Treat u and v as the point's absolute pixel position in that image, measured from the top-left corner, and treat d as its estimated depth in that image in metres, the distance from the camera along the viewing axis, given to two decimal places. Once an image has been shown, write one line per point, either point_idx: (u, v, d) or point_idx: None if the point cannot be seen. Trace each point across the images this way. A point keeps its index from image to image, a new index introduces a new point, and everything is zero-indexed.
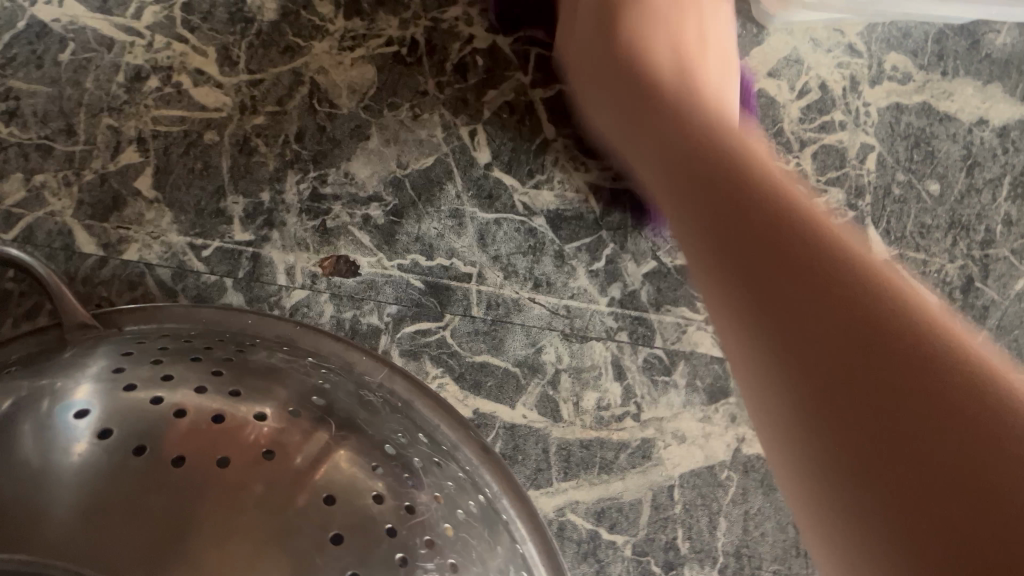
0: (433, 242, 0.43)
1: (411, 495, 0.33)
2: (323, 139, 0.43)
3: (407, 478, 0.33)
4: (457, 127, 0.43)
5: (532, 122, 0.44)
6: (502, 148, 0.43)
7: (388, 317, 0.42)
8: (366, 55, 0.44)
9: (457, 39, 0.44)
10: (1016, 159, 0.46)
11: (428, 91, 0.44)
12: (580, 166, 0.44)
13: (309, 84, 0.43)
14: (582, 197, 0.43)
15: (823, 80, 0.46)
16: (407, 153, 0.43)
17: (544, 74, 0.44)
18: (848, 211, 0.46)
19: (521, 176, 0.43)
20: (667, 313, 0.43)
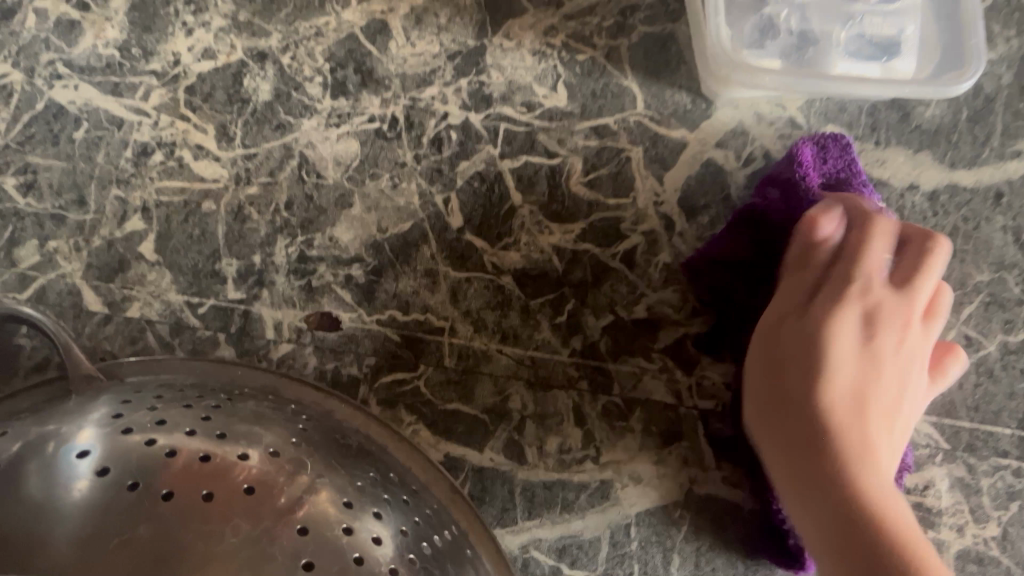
0: (410, 299, 0.47)
1: (379, 527, 0.36)
2: (310, 206, 0.48)
3: (376, 512, 0.37)
4: (432, 195, 0.49)
5: (501, 191, 0.49)
6: (474, 214, 0.49)
7: (367, 368, 0.45)
8: (350, 131, 0.49)
9: (433, 116, 0.50)
10: (944, 221, 0.51)
11: (406, 162, 0.49)
12: (543, 229, 0.49)
13: (298, 157, 0.48)
14: (546, 255, 0.48)
15: (767, 149, 0.51)
16: (387, 219, 0.48)
17: (512, 146, 0.50)
18: None
19: (491, 240, 0.48)
20: (624, 363, 0.47)
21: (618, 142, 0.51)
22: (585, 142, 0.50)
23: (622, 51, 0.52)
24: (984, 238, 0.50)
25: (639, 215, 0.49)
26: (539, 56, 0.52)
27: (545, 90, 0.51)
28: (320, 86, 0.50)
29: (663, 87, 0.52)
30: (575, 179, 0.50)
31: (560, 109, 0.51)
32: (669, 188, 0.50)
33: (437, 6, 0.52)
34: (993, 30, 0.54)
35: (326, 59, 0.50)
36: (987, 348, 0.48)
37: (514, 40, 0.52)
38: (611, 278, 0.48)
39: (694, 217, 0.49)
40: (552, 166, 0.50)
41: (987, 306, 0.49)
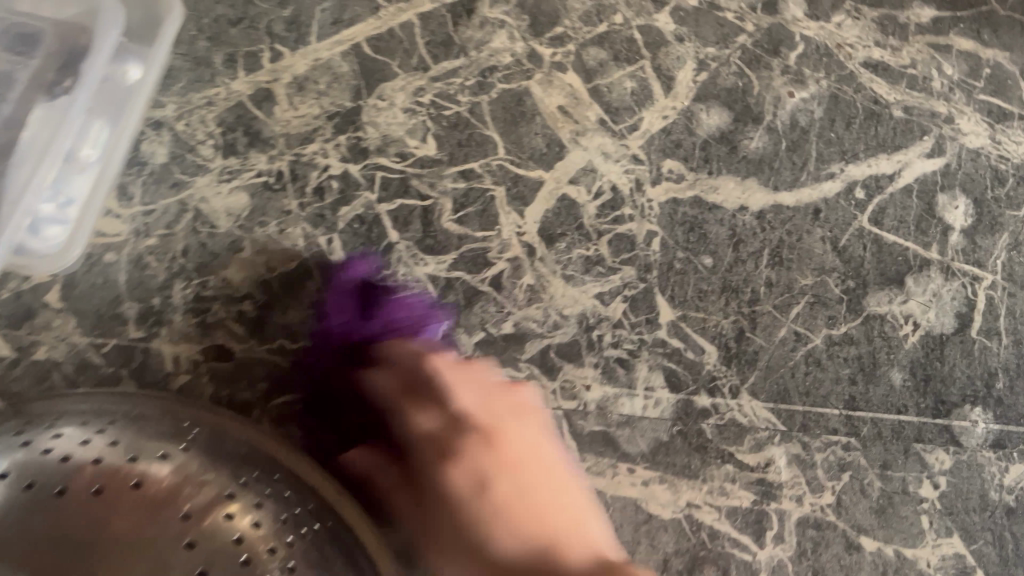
0: (298, 329, 0.52)
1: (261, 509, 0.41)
2: (204, 252, 0.53)
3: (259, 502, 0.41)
4: (316, 237, 0.54)
5: (378, 230, 0.55)
6: (355, 252, 0.54)
7: (260, 391, 0.51)
8: (240, 185, 0.55)
9: (316, 169, 0.56)
10: (771, 235, 0.58)
11: (292, 210, 0.55)
12: (418, 261, 0.55)
13: (193, 210, 0.54)
14: (421, 284, 0.54)
15: (614, 183, 0.58)
16: (275, 260, 0.53)
17: (387, 191, 0.56)
18: (642, 282, 0.56)
19: (371, 273, 0.54)
20: (494, 373, 0.53)
21: (483, 184, 0.58)
22: (453, 184, 0.57)
23: (483, 106, 0.60)
24: (806, 247, 0.58)
25: (504, 245, 0.56)
26: (410, 113, 0.59)
27: (416, 142, 0.58)
28: (212, 148, 0.56)
29: (521, 134, 0.59)
30: (445, 216, 0.56)
31: (430, 157, 0.58)
32: (529, 220, 0.57)
33: (317, 76, 0.59)
34: (803, 74, 0.63)
35: (218, 125, 0.57)
36: (814, 341, 0.55)
37: (387, 101, 0.59)
38: (480, 301, 0.54)
39: (552, 244, 0.56)
40: (425, 207, 0.56)
41: (813, 305, 0.56)
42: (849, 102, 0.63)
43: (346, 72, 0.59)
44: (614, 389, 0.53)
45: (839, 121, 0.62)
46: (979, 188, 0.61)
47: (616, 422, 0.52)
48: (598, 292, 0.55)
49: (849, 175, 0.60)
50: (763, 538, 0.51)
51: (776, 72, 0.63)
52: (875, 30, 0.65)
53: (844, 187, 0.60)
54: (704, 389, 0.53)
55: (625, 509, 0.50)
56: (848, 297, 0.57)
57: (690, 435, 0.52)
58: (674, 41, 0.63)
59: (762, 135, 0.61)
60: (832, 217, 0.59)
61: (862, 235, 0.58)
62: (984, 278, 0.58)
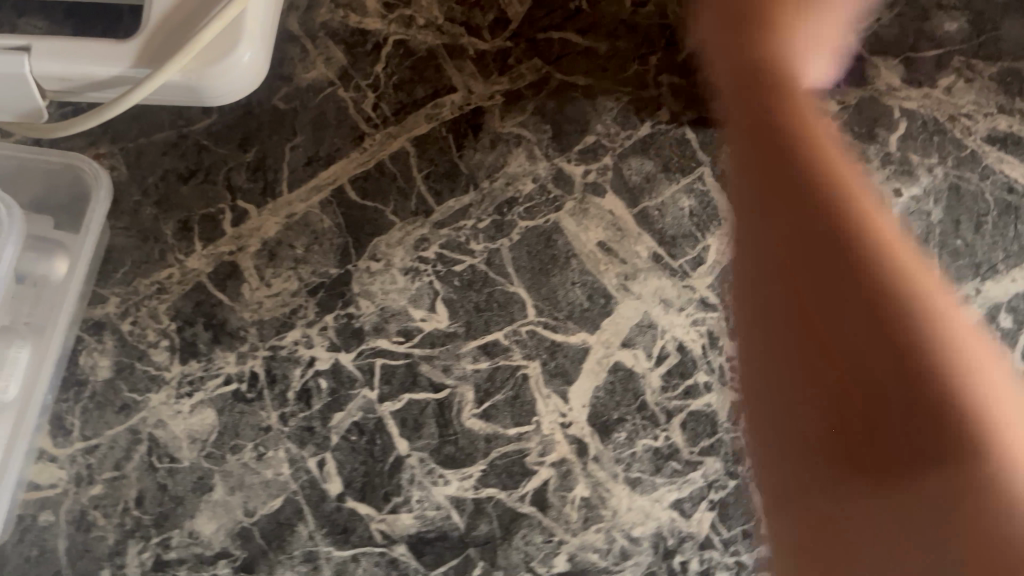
0: None
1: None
2: (164, 498, 0.42)
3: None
4: (304, 460, 0.42)
5: (383, 442, 0.43)
6: (355, 474, 0.42)
7: None
8: (204, 399, 0.44)
9: (299, 363, 0.44)
10: None
11: (271, 425, 0.43)
12: (437, 479, 0.42)
13: (147, 440, 0.43)
14: (443, 512, 0.42)
15: (679, 340, 0.45)
16: (254, 497, 0.42)
17: (390, 385, 0.44)
18: (731, 479, 0.43)
19: (377, 502, 0.42)
20: None
21: (512, 360, 0.45)
22: (474, 365, 0.44)
23: (504, 253, 0.47)
24: None
25: (546, 445, 0.43)
26: (411, 274, 0.46)
27: (422, 312, 0.46)
28: (166, 351, 0.44)
29: (554, 285, 0.46)
30: (466, 412, 0.44)
31: (441, 330, 0.45)
32: (576, 406, 0.44)
33: (293, 236, 0.47)
34: (910, 161, 0.49)
35: (172, 318, 0.45)
36: None
37: (382, 260, 0.47)
38: (522, 528, 0.42)
39: (609, 436, 0.43)
40: (440, 401, 0.44)
41: None
42: (974, 194, 0.48)
43: (327, 228, 0.47)
44: None
45: (965, 222, 0.48)
46: None
47: None
48: (676, 498, 0.42)
49: (988, 298, 0.46)
50: None
51: (874, 164, 0.49)
52: (996, 91, 0.51)
53: (984, 314, 0.46)
54: None
55: None
56: None
57: None
58: None
59: None
60: None
61: None
62: None
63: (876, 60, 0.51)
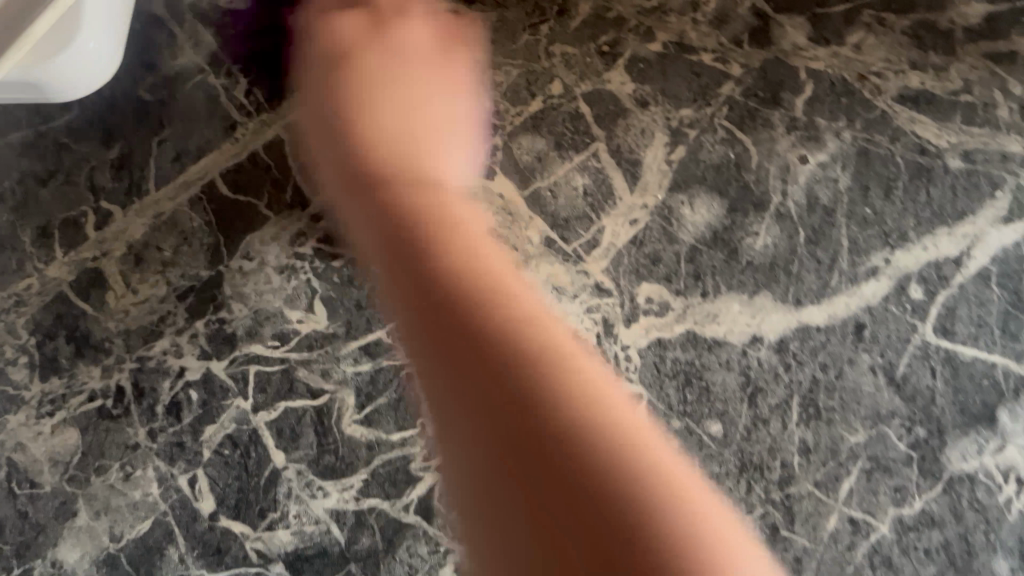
0: None
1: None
2: (25, 526, 0.39)
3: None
4: (174, 478, 0.40)
5: (258, 454, 0.40)
6: (229, 490, 0.40)
7: None
8: (67, 418, 0.41)
9: (168, 375, 0.42)
10: (801, 374, 0.42)
11: (139, 442, 0.41)
12: (315, 492, 0.40)
13: (5, 465, 0.40)
14: (322, 526, 0.39)
15: (573, 330, 0.43)
16: (120, 521, 0.39)
17: (266, 393, 0.41)
18: None
19: (252, 520, 0.39)
20: None
21: (396, 359, 0.42)
22: (355, 368, 0.42)
23: None
24: (850, 385, 0.41)
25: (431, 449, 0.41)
26: (287, 272, 0.44)
27: (299, 313, 0.43)
28: (25, 368, 0.42)
29: None
30: (347, 418, 0.41)
31: (319, 332, 0.43)
32: None
33: (160, 238, 0.44)
34: (817, 126, 0.46)
35: (32, 332, 0.42)
36: (880, 530, 0.39)
37: (256, 260, 0.44)
38: (406, 540, 0.39)
39: None
40: (318, 408, 0.41)
41: (870, 475, 0.40)
42: (884, 158, 0.45)
43: (197, 227, 0.44)
44: None
45: (875, 189, 0.45)
46: None
47: None
48: None
49: (898, 268, 0.43)
50: None
51: (778, 130, 0.46)
52: (908, 46, 0.47)
53: (893, 286, 0.43)
54: None
55: None
56: (918, 453, 0.40)
57: None
58: (635, 107, 0.47)
59: (771, 227, 0.44)
60: (882, 335, 0.42)
61: (927, 354, 0.42)
62: None
63: (782, 20, 0.48)
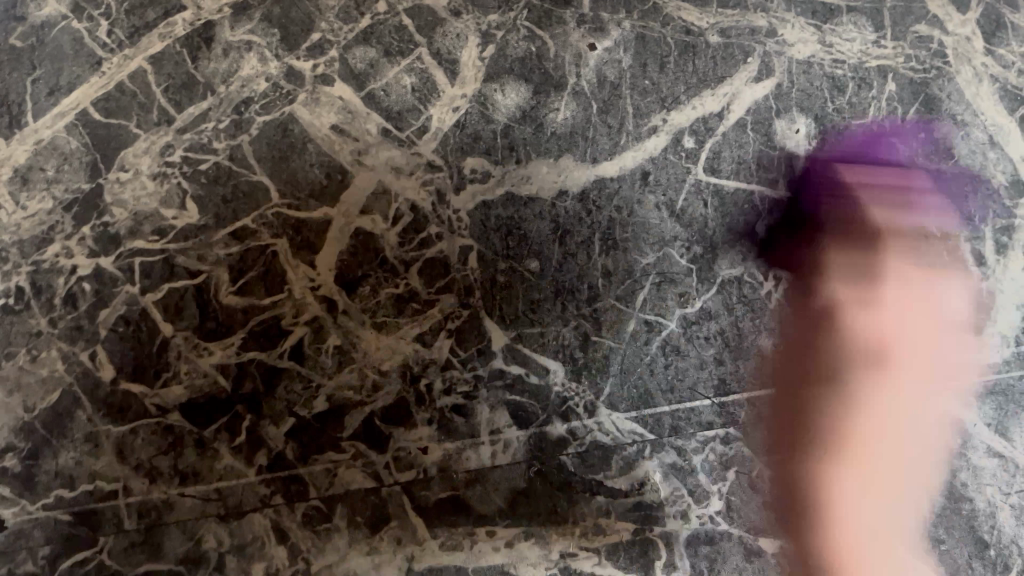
0: (73, 472, 0.46)
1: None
2: None
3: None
4: (76, 355, 0.47)
5: (148, 328, 0.47)
6: (126, 360, 0.47)
7: (43, 559, 0.45)
8: None
9: (62, 272, 0.48)
10: (598, 217, 0.51)
11: (41, 329, 0.47)
12: (203, 352, 0.48)
13: None
14: (211, 378, 0.47)
15: (412, 202, 0.51)
16: (32, 395, 0.46)
17: (150, 278, 0.48)
18: (465, 311, 0.50)
19: (149, 381, 0.47)
20: (315, 464, 0.47)
21: (261, 240, 0.49)
22: (226, 250, 0.49)
23: (244, 148, 0.51)
24: (640, 220, 0.52)
25: (299, 307, 0.49)
26: (160, 178, 0.50)
27: (174, 211, 0.50)
28: None
29: (294, 169, 0.51)
30: (223, 291, 0.48)
31: (193, 225, 0.49)
32: (323, 270, 0.49)
33: (42, 160, 0.50)
34: (602, 19, 0.54)
35: None
36: (665, 326, 0.50)
37: (131, 170, 0.50)
38: (284, 380, 0.48)
39: (355, 292, 0.49)
40: (197, 285, 0.48)
41: (659, 284, 0.51)
42: (658, 40, 0.55)
43: (75, 148, 0.51)
44: (455, 444, 0.49)
45: (652, 65, 0.54)
46: (819, 101, 0.54)
47: (463, 480, 0.48)
48: (419, 334, 0.49)
49: (673, 125, 0.53)
50: None
51: (570, 25, 0.54)
52: None
53: (670, 139, 0.53)
54: (556, 416, 0.50)
55: None
56: (696, 266, 0.52)
57: (549, 472, 0.49)
58: (450, 17, 0.54)
59: (569, 103, 0.53)
60: (663, 178, 0.52)
61: (700, 189, 0.52)
62: (838, 207, 0.53)
63: None
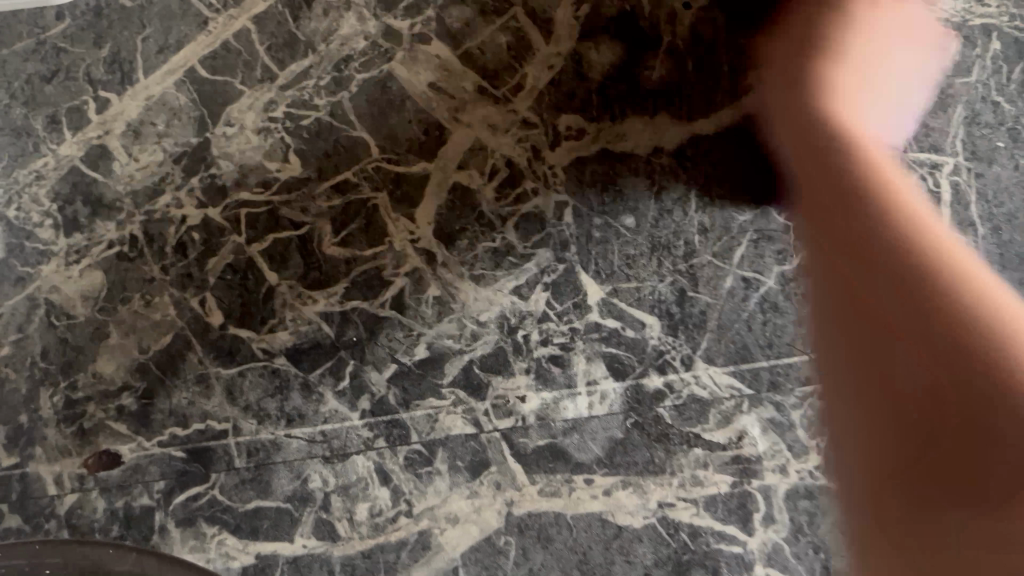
0: (186, 411, 0.46)
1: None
2: (66, 348, 0.47)
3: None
4: (186, 300, 0.48)
5: (254, 276, 0.49)
6: (233, 306, 0.48)
7: (159, 495, 0.45)
8: (92, 263, 0.49)
9: (172, 223, 0.50)
10: (693, 173, 0.50)
11: (154, 276, 0.49)
12: (305, 300, 0.48)
13: (44, 303, 0.48)
14: (314, 325, 0.48)
15: (508, 157, 0.51)
16: (146, 338, 0.47)
17: (256, 228, 0.49)
18: (560, 264, 0.49)
19: (256, 326, 0.48)
20: (417, 408, 0.46)
21: (362, 193, 0.50)
22: (328, 203, 0.50)
23: (345, 104, 0.51)
24: (736, 177, 0.50)
25: (399, 258, 0.49)
26: (264, 132, 0.51)
27: (278, 164, 0.51)
28: (51, 228, 0.49)
29: (395, 126, 0.51)
30: (326, 242, 0.49)
31: (296, 178, 0.50)
32: (422, 223, 0.50)
33: (153, 115, 0.51)
34: None
35: (53, 200, 0.50)
36: (766, 283, 0.48)
37: (237, 125, 0.51)
38: (384, 329, 0.48)
39: (453, 244, 0.49)
40: (302, 236, 0.49)
41: (756, 242, 0.49)
42: None
43: (184, 104, 0.51)
44: (553, 393, 0.47)
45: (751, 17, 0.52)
46: (928, 55, 0.50)
47: (562, 429, 0.46)
48: (515, 286, 0.49)
49: None
50: (750, 523, 0.44)
51: None
52: None
53: (766, 98, 0.51)
54: (653, 368, 0.47)
55: (591, 527, 0.44)
56: (792, 222, 0.49)
57: (647, 424, 0.46)
58: None
59: (664, 62, 0.52)
60: (760, 136, 0.50)
61: None
62: (944, 164, 0.50)
63: None
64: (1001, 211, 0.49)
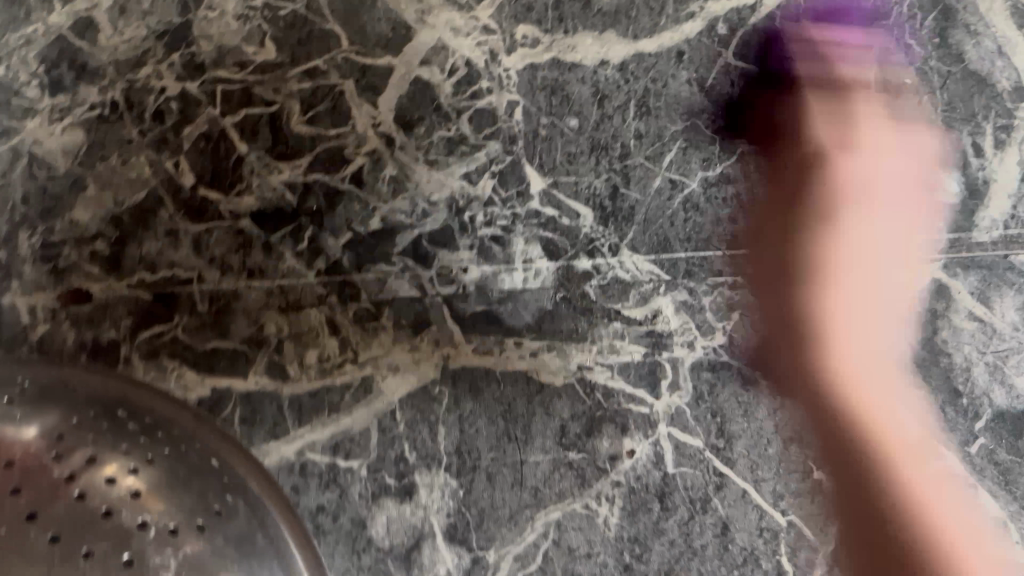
0: (155, 259, 0.51)
1: (137, 463, 0.38)
2: (46, 197, 0.52)
3: (147, 458, 0.39)
4: (161, 163, 0.52)
5: (226, 145, 0.52)
6: (205, 170, 0.52)
7: (125, 330, 0.51)
8: (74, 122, 0.52)
9: (153, 92, 0.53)
10: (636, 85, 0.54)
11: (132, 138, 0.52)
12: (273, 170, 0.52)
13: (26, 155, 0.52)
14: (279, 193, 0.52)
15: (467, 58, 0.54)
16: (121, 193, 0.52)
17: (230, 103, 0.53)
18: (508, 155, 0.53)
19: (225, 189, 0.52)
20: (369, 272, 0.51)
21: (329, 79, 0.53)
22: (299, 84, 0.53)
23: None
24: (673, 93, 0.54)
25: (360, 139, 0.53)
26: (243, 19, 0.53)
27: (254, 47, 0.53)
28: (36, 87, 0.53)
29: (364, 22, 0.53)
30: (295, 120, 0.53)
31: (270, 61, 0.53)
32: (383, 109, 0.53)
33: None
34: None
35: (40, 63, 0.53)
36: (690, 186, 0.53)
37: (217, 9, 0.53)
38: (343, 201, 0.52)
39: (410, 130, 0.53)
40: (272, 113, 0.53)
41: (685, 150, 0.54)
42: None
43: None
44: (491, 266, 0.52)
45: None
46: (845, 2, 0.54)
47: (497, 298, 0.51)
48: (465, 171, 0.53)
49: (710, 11, 0.54)
50: (657, 389, 0.50)
51: None
52: None
53: (706, 25, 0.54)
54: (583, 253, 0.52)
55: (516, 382, 0.50)
56: (720, 136, 0.54)
57: (574, 298, 0.52)
58: None
59: None
60: (697, 57, 0.54)
61: (729, 70, 0.54)
62: (857, 95, 0.54)
63: None
64: (903, 138, 0.54)
